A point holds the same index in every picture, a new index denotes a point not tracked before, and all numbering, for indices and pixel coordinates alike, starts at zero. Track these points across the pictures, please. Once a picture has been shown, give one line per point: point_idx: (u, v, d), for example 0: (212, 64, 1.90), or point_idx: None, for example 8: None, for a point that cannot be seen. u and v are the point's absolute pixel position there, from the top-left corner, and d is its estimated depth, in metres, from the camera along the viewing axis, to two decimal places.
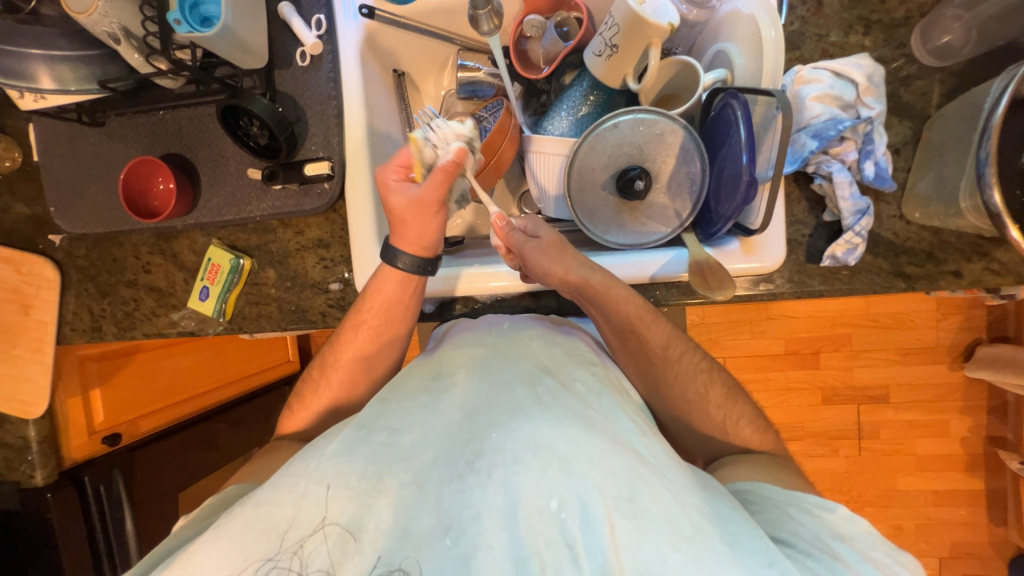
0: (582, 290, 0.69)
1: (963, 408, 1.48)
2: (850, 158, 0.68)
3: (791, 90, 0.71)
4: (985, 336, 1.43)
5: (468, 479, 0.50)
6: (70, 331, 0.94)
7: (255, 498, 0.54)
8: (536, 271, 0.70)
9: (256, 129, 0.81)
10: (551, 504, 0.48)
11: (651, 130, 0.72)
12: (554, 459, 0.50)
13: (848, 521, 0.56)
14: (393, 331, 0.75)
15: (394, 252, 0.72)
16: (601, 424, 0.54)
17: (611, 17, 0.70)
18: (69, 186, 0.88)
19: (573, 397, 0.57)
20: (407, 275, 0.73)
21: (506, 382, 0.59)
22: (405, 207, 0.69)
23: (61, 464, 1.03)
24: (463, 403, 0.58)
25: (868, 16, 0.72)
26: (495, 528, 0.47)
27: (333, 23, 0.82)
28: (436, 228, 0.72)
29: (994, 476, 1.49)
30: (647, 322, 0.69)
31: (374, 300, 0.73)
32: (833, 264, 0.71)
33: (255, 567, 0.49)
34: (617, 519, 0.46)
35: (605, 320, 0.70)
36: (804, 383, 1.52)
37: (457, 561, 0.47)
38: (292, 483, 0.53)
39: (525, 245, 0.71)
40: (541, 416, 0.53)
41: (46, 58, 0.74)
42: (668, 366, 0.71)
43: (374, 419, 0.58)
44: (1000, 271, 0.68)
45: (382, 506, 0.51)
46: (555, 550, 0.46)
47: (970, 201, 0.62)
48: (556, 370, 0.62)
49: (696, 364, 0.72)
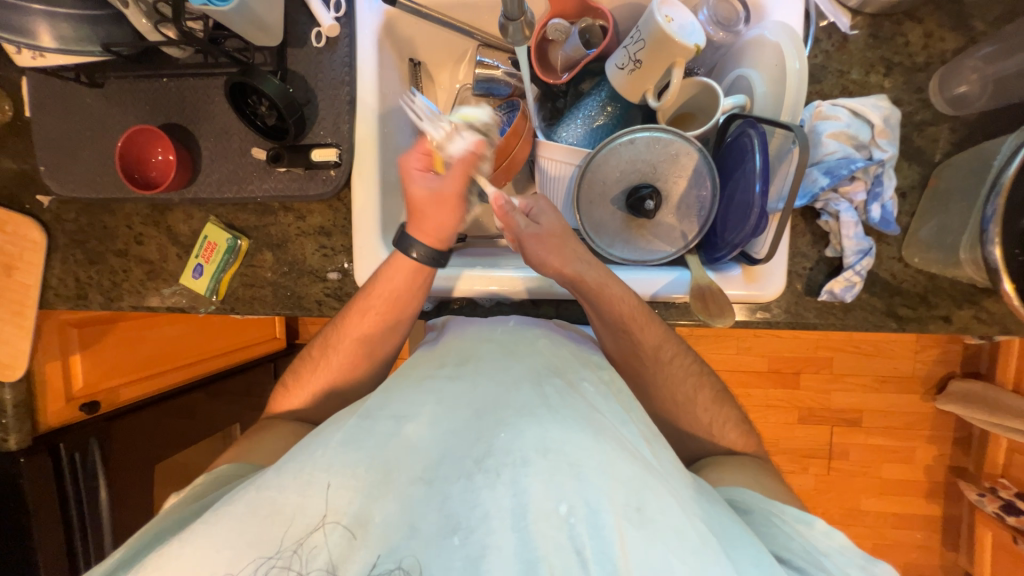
0: (576, 285, 0.69)
1: (931, 437, 1.53)
2: (858, 199, 0.69)
3: (809, 124, 0.71)
4: (959, 371, 1.47)
5: (476, 477, 0.50)
6: (53, 296, 0.92)
7: (260, 482, 0.54)
8: (534, 261, 0.71)
9: (264, 108, 0.78)
10: (560, 508, 0.48)
11: (666, 150, 0.72)
12: (564, 463, 0.50)
13: (824, 534, 0.58)
14: (394, 317, 0.74)
15: (409, 241, 0.71)
16: (610, 430, 0.54)
17: (638, 31, 0.69)
18: (60, 147, 0.85)
19: (583, 400, 0.57)
20: (419, 266, 0.72)
21: (515, 382, 0.59)
22: (424, 198, 0.71)
23: (36, 429, 1.00)
24: (470, 398, 0.57)
25: (890, 58, 0.72)
26: (504, 528, 0.47)
27: (353, 5, 0.79)
28: (458, 209, 0.73)
29: (952, 504, 1.56)
30: (641, 326, 0.70)
31: (379, 287, 0.72)
32: (830, 299, 0.72)
33: (255, 564, 0.47)
34: (626, 527, 0.47)
35: (596, 317, 0.71)
36: (784, 402, 1.55)
37: (465, 561, 0.46)
38: (298, 470, 0.52)
39: (523, 230, 0.71)
40: (549, 418, 0.54)
41: (47, 14, 0.71)
42: (657, 376, 0.73)
43: (379, 407, 0.57)
44: (987, 320, 0.70)
45: (389, 501, 0.50)
46: (563, 557, 0.46)
47: (970, 255, 0.63)
48: (564, 371, 0.62)
49: (684, 374, 0.73)
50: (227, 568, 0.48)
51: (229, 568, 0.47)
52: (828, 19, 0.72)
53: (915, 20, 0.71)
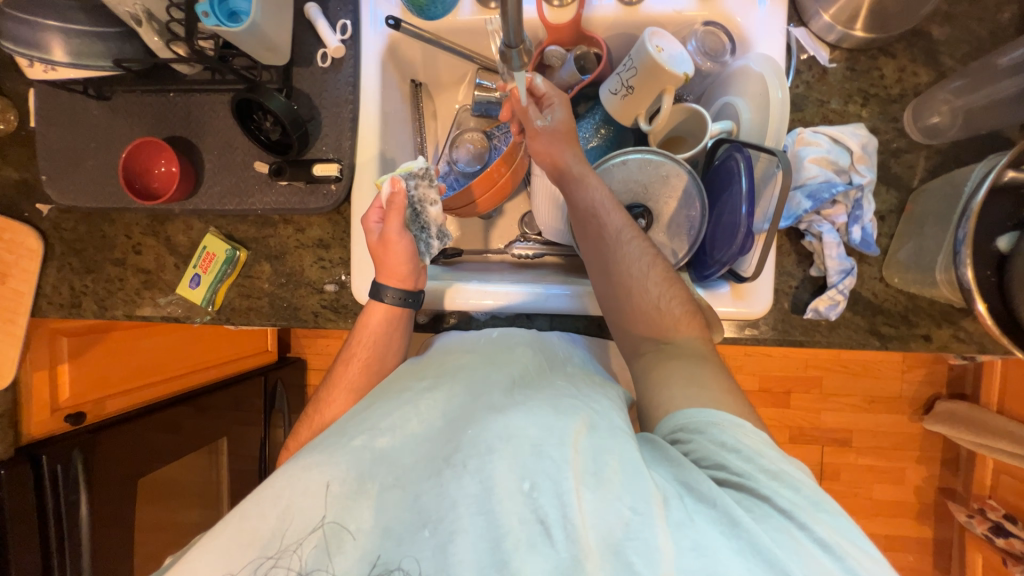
0: (561, 175, 0.74)
1: (920, 458, 1.55)
2: (839, 221, 0.73)
3: (792, 150, 0.74)
4: (945, 392, 1.50)
5: (445, 473, 0.50)
6: (46, 304, 0.92)
7: (237, 512, 0.51)
8: (537, 150, 0.76)
9: (268, 124, 0.80)
10: (523, 486, 0.48)
11: (658, 171, 0.76)
12: (526, 445, 0.50)
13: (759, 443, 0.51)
14: (380, 363, 0.74)
15: (380, 287, 0.75)
16: (575, 412, 0.55)
17: (630, 60, 0.73)
18: (64, 156, 0.86)
19: (548, 394, 0.58)
20: (392, 309, 0.75)
21: (485, 384, 0.60)
22: (375, 245, 0.75)
23: (18, 441, 0.98)
24: (443, 408, 0.58)
25: (867, 89, 0.77)
26: (468, 512, 0.48)
27: (358, 28, 0.82)
28: (410, 250, 0.74)
29: (942, 526, 1.56)
30: (609, 211, 0.70)
31: (360, 334, 0.75)
32: (815, 317, 0.74)
33: (254, 565, 0.48)
34: (583, 491, 0.47)
35: (571, 205, 0.73)
36: (775, 421, 1.56)
37: (435, 549, 0.47)
38: (276, 494, 0.50)
39: (535, 124, 0.75)
40: (513, 410, 0.55)
41: (60, 30, 0.73)
42: (629, 278, 0.67)
43: (355, 425, 0.56)
44: (966, 339, 0.73)
45: (365, 508, 0.50)
46: (527, 527, 0.46)
47: (945, 275, 0.65)
48: (536, 377, 0.63)
49: (653, 270, 0.67)
50: (227, 569, 0.48)
51: (227, 570, 0.48)
52: (808, 53, 0.77)
53: (890, 55, 0.76)
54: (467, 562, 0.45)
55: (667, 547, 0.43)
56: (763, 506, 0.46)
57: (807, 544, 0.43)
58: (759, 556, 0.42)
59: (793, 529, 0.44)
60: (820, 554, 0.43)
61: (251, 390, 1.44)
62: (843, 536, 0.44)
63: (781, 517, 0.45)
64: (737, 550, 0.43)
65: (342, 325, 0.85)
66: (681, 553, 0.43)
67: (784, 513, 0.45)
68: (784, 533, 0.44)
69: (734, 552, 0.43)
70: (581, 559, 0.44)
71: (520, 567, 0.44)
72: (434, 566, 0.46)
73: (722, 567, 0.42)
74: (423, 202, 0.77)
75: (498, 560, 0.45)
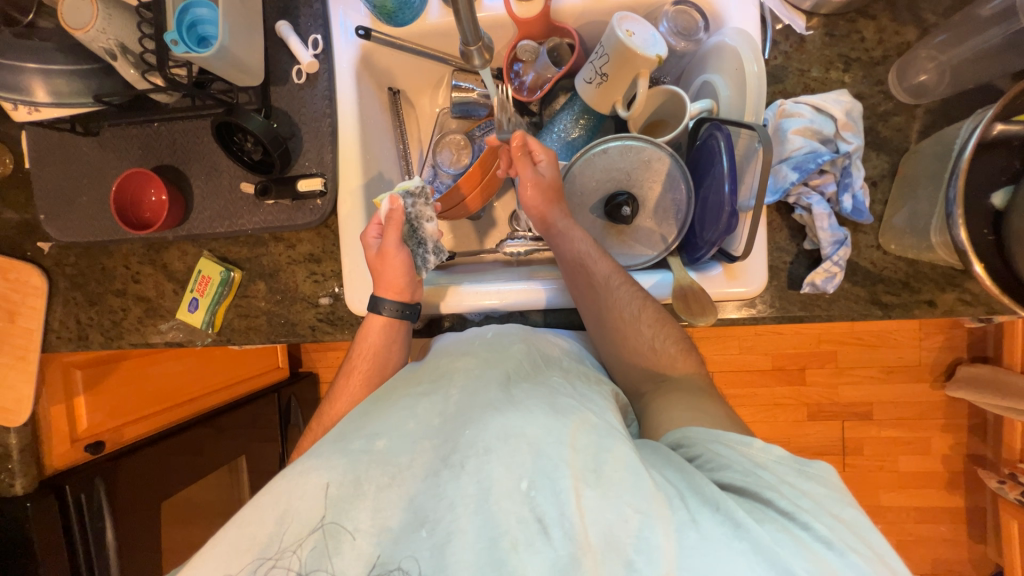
0: (547, 227, 0.75)
1: (945, 426, 1.51)
2: (828, 190, 0.71)
3: (773, 122, 0.73)
4: (966, 356, 1.46)
5: (442, 473, 0.51)
6: (56, 339, 0.94)
7: (240, 517, 0.52)
8: (524, 202, 0.76)
9: (250, 145, 0.81)
10: (522, 486, 0.48)
11: (639, 157, 0.75)
12: (525, 445, 0.50)
13: (762, 451, 0.52)
14: (379, 378, 0.74)
15: (378, 301, 0.75)
16: (574, 410, 0.54)
17: (602, 47, 0.72)
18: (58, 195, 0.88)
19: (546, 390, 0.58)
20: (390, 321, 0.76)
21: (482, 383, 0.60)
22: (373, 259, 0.75)
23: (42, 472, 1.01)
24: (439, 409, 0.58)
25: (847, 54, 0.75)
26: (466, 514, 0.48)
27: (330, 42, 0.83)
28: (406, 261, 0.75)
29: (974, 493, 1.52)
30: (596, 260, 0.72)
31: (358, 349, 0.76)
32: (813, 291, 0.72)
33: (253, 566, 0.49)
34: (582, 488, 0.47)
35: (558, 256, 0.74)
36: (791, 399, 1.54)
37: (432, 550, 0.47)
38: (275, 499, 0.51)
39: (525, 176, 0.75)
40: (509, 410, 0.54)
41: (41, 71, 0.75)
42: (624, 324, 0.69)
43: (354, 429, 0.57)
44: (972, 301, 0.70)
45: (365, 508, 0.50)
46: (525, 527, 0.46)
47: (940, 237, 0.64)
48: (533, 373, 0.63)
49: (646, 313, 0.69)
50: (229, 572, 0.48)
51: (228, 572, 0.48)
52: (783, 23, 0.75)
53: (869, 16, 0.74)
54: (465, 562, 0.45)
55: (666, 545, 0.43)
56: (765, 509, 0.46)
57: (809, 542, 0.44)
58: (760, 554, 0.42)
59: (795, 530, 0.44)
60: (820, 549, 0.43)
61: (265, 407, 1.46)
62: (843, 537, 0.45)
63: (781, 518, 0.45)
64: (739, 548, 0.43)
65: (340, 337, 0.86)
66: (681, 548, 0.42)
67: (786, 515, 0.46)
68: (785, 533, 0.44)
69: (734, 550, 0.42)
70: (578, 556, 0.44)
71: (517, 566, 0.44)
72: (433, 566, 0.46)
73: (722, 565, 0.41)
74: (419, 219, 0.78)
75: (497, 559, 0.45)
